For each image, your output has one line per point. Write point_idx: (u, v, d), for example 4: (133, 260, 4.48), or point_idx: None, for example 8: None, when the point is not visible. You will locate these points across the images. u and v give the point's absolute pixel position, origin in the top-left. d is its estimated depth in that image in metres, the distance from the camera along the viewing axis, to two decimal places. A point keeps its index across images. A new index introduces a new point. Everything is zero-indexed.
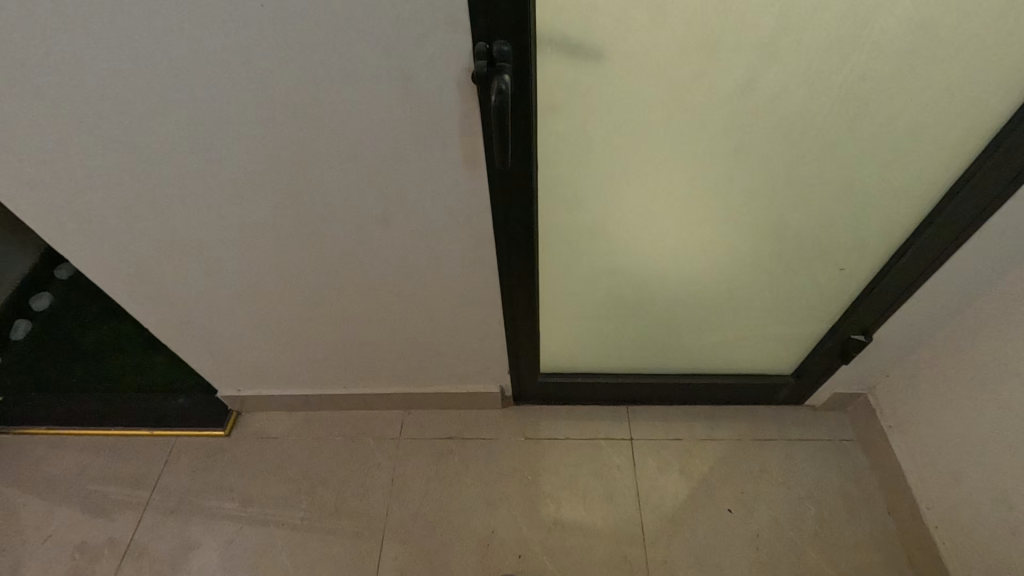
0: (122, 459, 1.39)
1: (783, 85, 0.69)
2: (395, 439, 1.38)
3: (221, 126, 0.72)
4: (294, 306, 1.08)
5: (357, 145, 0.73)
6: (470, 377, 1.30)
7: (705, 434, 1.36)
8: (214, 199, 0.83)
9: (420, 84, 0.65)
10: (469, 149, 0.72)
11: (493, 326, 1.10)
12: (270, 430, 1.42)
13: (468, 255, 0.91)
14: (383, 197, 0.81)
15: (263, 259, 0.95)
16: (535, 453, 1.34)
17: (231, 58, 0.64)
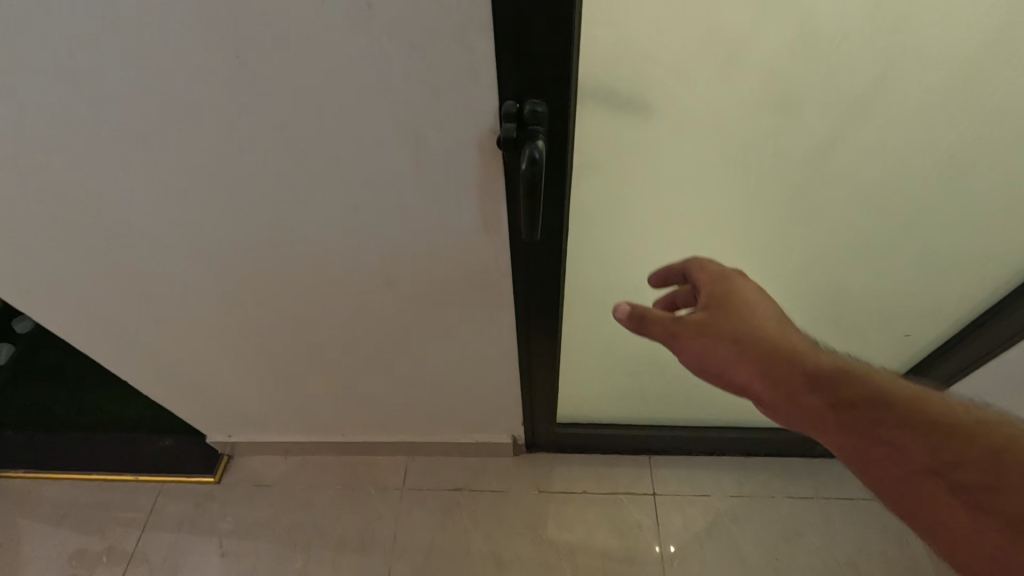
0: (104, 505, 1.29)
1: (869, 147, 0.60)
2: (398, 489, 1.28)
3: (203, 178, 0.63)
4: (289, 357, 0.98)
5: (359, 205, 0.64)
6: (480, 427, 1.20)
7: (734, 489, 1.25)
8: (198, 251, 0.74)
9: (433, 142, 0.55)
10: (488, 211, 0.62)
11: (507, 381, 1.00)
12: (264, 476, 1.32)
13: (484, 315, 0.82)
14: (387, 255, 0.72)
15: (254, 309, 0.86)
16: (549, 508, 1.24)
17: (214, 109, 0.55)
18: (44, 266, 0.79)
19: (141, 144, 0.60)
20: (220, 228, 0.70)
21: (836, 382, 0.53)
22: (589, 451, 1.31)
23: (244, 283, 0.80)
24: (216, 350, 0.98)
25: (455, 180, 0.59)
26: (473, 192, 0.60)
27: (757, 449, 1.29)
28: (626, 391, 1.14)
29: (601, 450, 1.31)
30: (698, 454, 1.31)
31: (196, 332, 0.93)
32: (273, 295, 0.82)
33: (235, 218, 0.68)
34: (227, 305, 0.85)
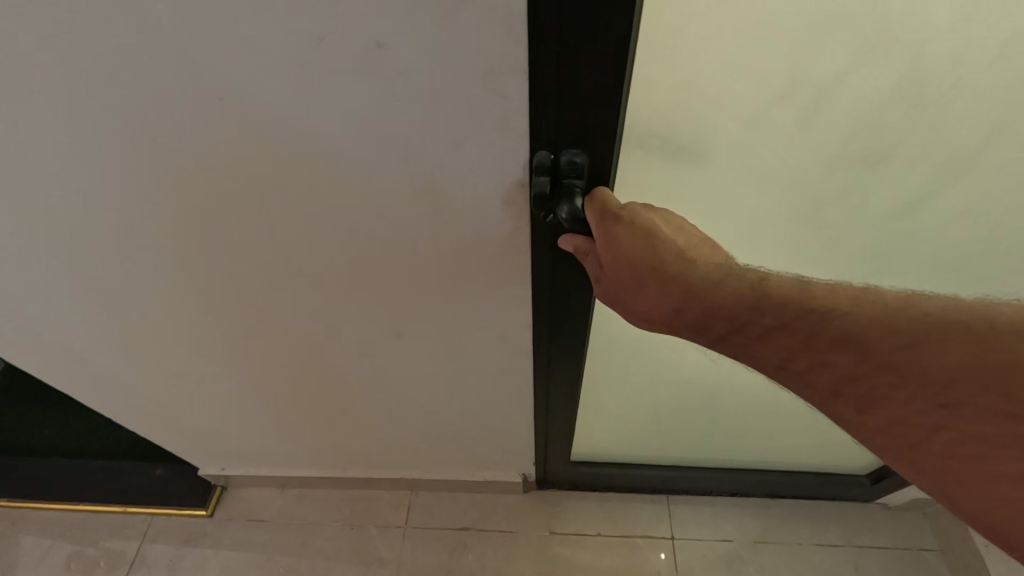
0: (89, 539, 1.22)
1: (963, 189, 0.57)
2: (401, 527, 1.21)
3: (195, 220, 0.57)
4: (286, 396, 0.91)
5: (368, 250, 0.58)
6: (490, 465, 1.13)
7: (759, 535, 1.17)
8: (189, 290, 0.68)
9: (451, 189, 0.49)
10: (511, 259, 0.56)
11: (521, 425, 0.93)
12: (258, 511, 1.25)
13: (499, 360, 0.75)
14: (395, 300, 0.65)
15: (249, 349, 0.79)
16: (562, 552, 1.16)
17: (203, 150, 0.49)
18: (18, 304, 0.73)
19: (123, 184, 0.53)
20: (214, 270, 0.64)
21: (751, 300, 0.42)
22: (603, 489, 1.24)
23: (239, 323, 0.73)
24: (206, 389, 0.90)
25: (476, 229, 0.53)
26: (497, 241, 0.54)
27: (782, 491, 1.21)
28: (646, 428, 1.08)
29: (616, 488, 1.23)
30: (719, 495, 1.23)
31: (186, 371, 0.86)
32: (269, 336, 0.75)
33: (231, 259, 0.62)
34: (220, 346, 0.79)
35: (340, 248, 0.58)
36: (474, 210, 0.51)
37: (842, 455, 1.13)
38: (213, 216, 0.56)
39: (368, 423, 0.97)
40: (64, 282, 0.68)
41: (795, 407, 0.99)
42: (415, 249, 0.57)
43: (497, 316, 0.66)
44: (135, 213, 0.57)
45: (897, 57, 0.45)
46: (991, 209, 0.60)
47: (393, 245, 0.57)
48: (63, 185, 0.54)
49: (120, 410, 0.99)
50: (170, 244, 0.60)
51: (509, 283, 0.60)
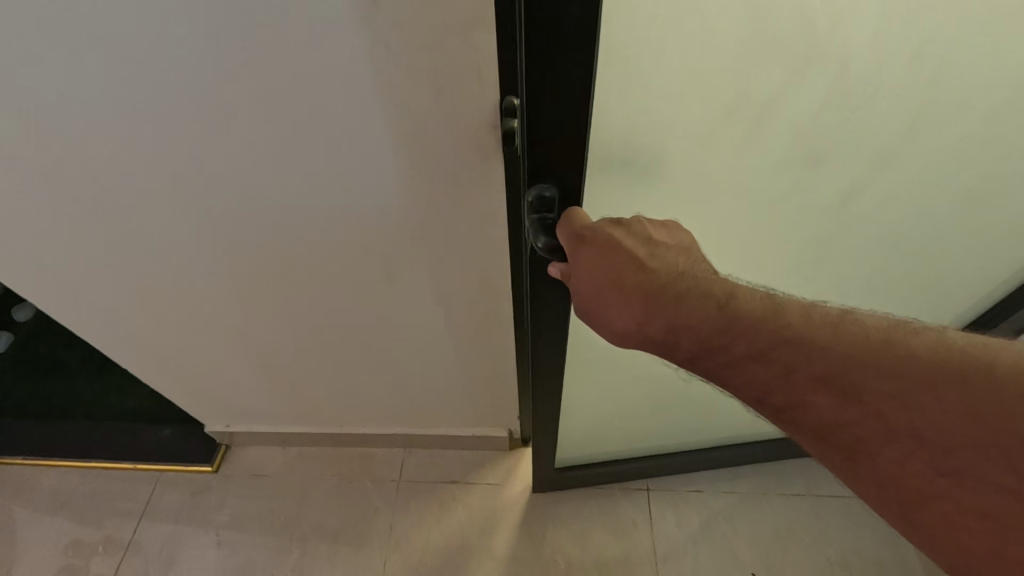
0: (101, 493, 1.30)
1: (891, 170, 0.68)
2: (396, 481, 1.29)
3: (200, 177, 0.62)
4: (285, 354, 0.97)
5: (360, 201, 0.63)
6: (478, 421, 1.21)
7: (728, 487, 1.27)
8: (193, 247, 0.73)
9: (434, 140, 0.55)
10: (489, 207, 0.63)
11: (505, 379, 1.00)
12: (261, 467, 1.32)
13: (483, 313, 0.81)
14: (384, 253, 0.71)
15: (250, 305, 0.84)
16: (545, 502, 1.25)
17: (207, 107, 0.54)
18: (34, 263, 0.78)
19: (135, 143, 0.58)
20: (218, 225, 0.69)
21: (727, 325, 0.45)
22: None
23: (241, 279, 0.78)
24: (209, 346, 0.96)
25: (459, 175, 0.59)
26: (477, 188, 0.60)
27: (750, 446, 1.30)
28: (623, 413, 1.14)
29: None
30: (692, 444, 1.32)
31: (191, 326, 0.91)
32: (268, 292, 0.81)
33: (232, 213, 0.67)
34: (223, 301, 0.84)
35: (335, 202, 0.64)
36: (456, 156, 0.57)
37: None
38: (218, 172, 0.61)
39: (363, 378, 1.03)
40: (77, 240, 0.73)
41: None
42: (404, 199, 0.63)
43: (479, 266, 0.72)
44: (142, 172, 0.61)
45: (822, 73, 0.55)
46: (918, 182, 0.71)
47: (384, 194, 0.62)
48: (77, 144, 0.59)
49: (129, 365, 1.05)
50: (177, 200, 0.65)
51: (489, 231, 0.66)
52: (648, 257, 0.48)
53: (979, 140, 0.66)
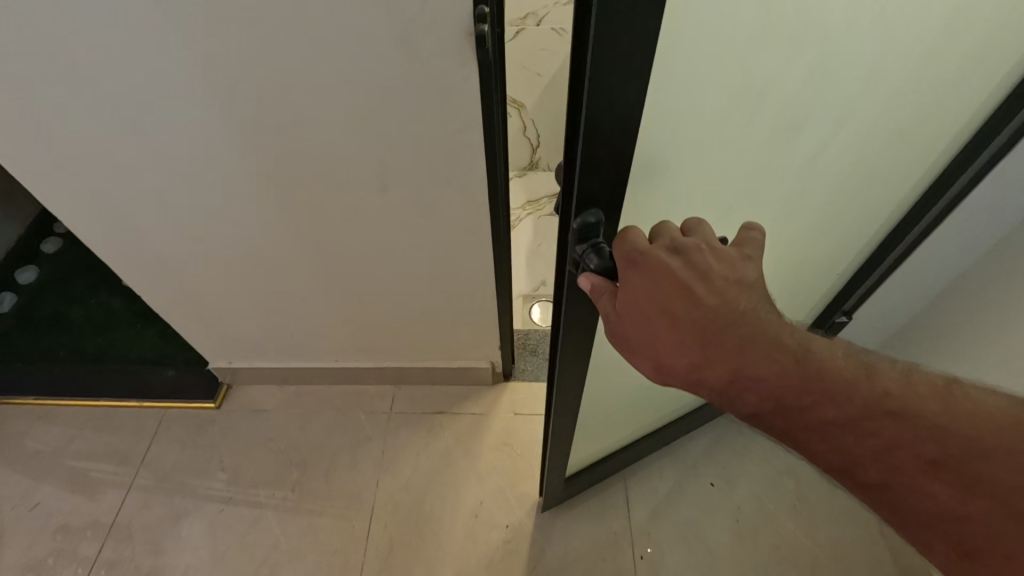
0: (111, 429, 1.42)
1: (857, 152, 0.78)
2: (387, 413, 1.40)
3: (224, 89, 0.75)
4: (289, 273, 1.10)
5: (360, 105, 0.76)
6: (462, 352, 1.33)
7: None
8: (215, 162, 0.86)
9: (421, 49, 0.69)
10: (469, 116, 0.77)
11: (484, 296, 1.14)
12: (261, 403, 1.43)
13: (464, 223, 0.96)
14: (379, 162, 0.85)
15: (261, 219, 0.97)
16: (524, 428, 1.38)
17: (234, 18, 0.67)
18: (70, 184, 0.91)
19: (173, 52, 0.71)
20: (237, 134, 0.81)
21: (793, 373, 0.49)
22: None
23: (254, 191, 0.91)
24: (222, 267, 1.09)
25: (441, 80, 0.72)
26: (456, 91, 0.73)
27: None
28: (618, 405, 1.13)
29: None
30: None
31: (206, 245, 1.04)
32: (279, 204, 0.94)
33: (251, 121, 0.79)
34: (237, 216, 0.97)
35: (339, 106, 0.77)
36: (440, 60, 0.70)
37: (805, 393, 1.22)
38: (241, 79, 0.73)
39: (360, 299, 1.16)
40: (111, 153, 0.85)
41: None
42: (395, 104, 0.76)
43: (459, 170, 0.86)
44: (178, 85, 0.75)
45: (813, 59, 0.59)
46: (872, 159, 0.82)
47: (381, 98, 0.75)
48: (122, 54, 0.71)
49: (145, 292, 1.17)
50: (203, 109, 0.78)
51: (466, 135, 0.80)
52: (707, 292, 0.52)
53: (907, 92, 0.72)
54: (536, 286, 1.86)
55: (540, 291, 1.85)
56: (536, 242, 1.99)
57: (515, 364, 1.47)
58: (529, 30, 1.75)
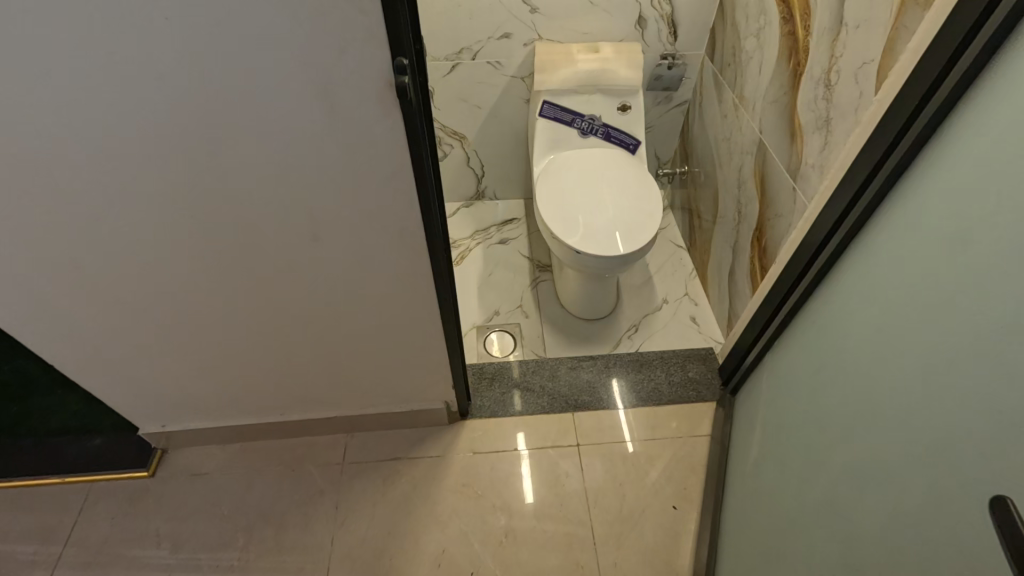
0: (27, 511, 1.28)
1: (957, 255, 0.70)
2: (339, 464, 1.33)
3: (135, 144, 0.70)
4: (223, 328, 1.04)
5: (284, 155, 0.74)
6: (416, 395, 1.29)
7: (647, 434, 1.40)
8: (129, 221, 0.81)
9: (342, 102, 0.67)
10: (398, 163, 0.75)
11: (431, 338, 1.12)
12: (200, 466, 1.34)
13: (404, 268, 0.94)
14: (311, 214, 0.83)
15: (186, 275, 0.92)
16: (484, 466, 1.34)
17: (140, 75, 0.63)
18: None
19: (75, 114, 0.66)
20: (151, 187, 0.76)
21: None
22: (518, 400, 1.45)
23: (177, 246, 0.86)
24: (148, 327, 1.02)
25: (368, 127, 0.70)
26: (381, 136, 0.72)
27: (661, 395, 1.47)
28: (769, 520, 1.07)
29: (529, 398, 1.46)
30: (610, 383, 1.50)
31: (126, 306, 0.96)
32: (204, 258, 0.89)
33: (165, 174, 0.75)
34: (160, 273, 0.91)
35: (263, 155, 0.74)
36: (364, 108, 0.68)
37: (760, 385, 1.27)
38: (152, 136, 0.70)
39: (302, 348, 1.12)
40: (11, 219, 0.78)
41: (802, 423, 1.03)
42: (322, 156, 0.74)
43: (395, 213, 0.83)
44: (83, 146, 0.70)
45: None
46: (876, 321, 0.85)
47: (305, 146, 0.73)
48: (12, 114, 0.65)
49: (59, 360, 1.07)
50: (110, 165, 0.73)
51: (397, 181, 0.78)
52: None
53: None
54: (489, 317, 1.85)
55: (493, 321, 1.84)
56: (486, 272, 1.98)
57: (471, 402, 1.44)
58: (465, 64, 1.76)
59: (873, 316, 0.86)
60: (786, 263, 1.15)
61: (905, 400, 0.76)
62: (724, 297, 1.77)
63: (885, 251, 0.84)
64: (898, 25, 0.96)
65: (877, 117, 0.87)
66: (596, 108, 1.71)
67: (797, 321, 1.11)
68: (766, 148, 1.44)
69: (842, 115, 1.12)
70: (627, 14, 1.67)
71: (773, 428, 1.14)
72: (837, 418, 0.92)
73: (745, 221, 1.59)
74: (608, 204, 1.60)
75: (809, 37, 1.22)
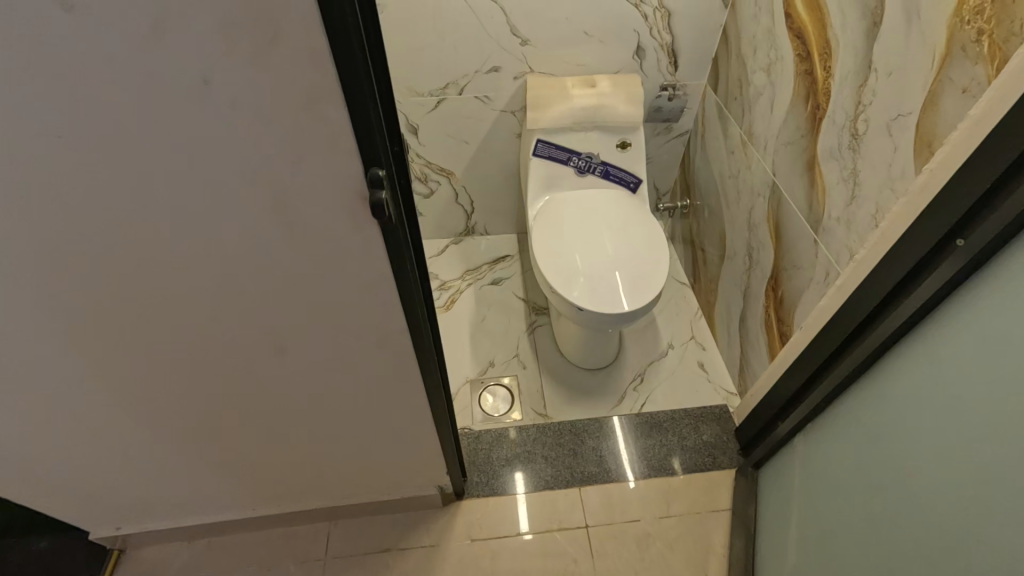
0: None
1: None
2: (321, 559, 1.19)
3: (49, 261, 0.58)
4: (181, 432, 0.91)
5: (237, 268, 0.61)
6: (406, 482, 1.16)
7: (661, 511, 1.28)
8: (53, 336, 0.68)
9: (300, 214, 0.55)
10: (374, 274, 0.63)
11: (422, 430, 0.99)
12: (163, 568, 1.19)
13: (388, 369, 0.81)
14: (272, 323, 0.70)
15: (130, 385, 0.78)
16: (483, 555, 1.21)
17: (42, 188, 0.50)
18: None
19: None
20: (76, 302, 0.63)
21: None
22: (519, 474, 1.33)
23: (118, 357, 0.73)
24: (90, 436, 0.88)
25: (337, 240, 0.58)
26: (358, 250, 0.59)
27: (674, 464, 1.36)
28: None
29: (531, 472, 1.34)
30: (619, 450, 1.38)
31: (62, 420, 0.82)
32: (152, 367, 0.76)
33: (93, 288, 0.62)
34: (100, 384, 0.77)
35: (211, 267, 0.61)
36: (332, 221, 0.55)
37: (789, 464, 1.15)
38: (69, 252, 0.57)
39: (274, 445, 0.98)
40: None
41: (852, 530, 0.91)
42: (282, 268, 0.61)
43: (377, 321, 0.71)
44: None
45: None
46: (938, 437, 0.74)
47: (264, 258, 0.60)
48: None
49: None
50: (21, 283, 0.60)
51: (375, 291, 0.65)
52: None
53: None
54: (483, 369, 1.72)
55: (488, 374, 1.71)
56: (479, 316, 1.85)
57: (467, 479, 1.31)
58: (451, 99, 1.63)
59: (932, 427, 0.75)
60: (816, 334, 1.03)
61: (988, 546, 0.64)
62: (734, 344, 1.65)
63: (951, 355, 0.72)
64: (942, 77, 0.85)
65: (926, 188, 0.77)
66: (594, 145, 1.59)
67: (835, 405, 0.99)
68: (780, 193, 1.34)
69: (872, 169, 1.01)
70: (624, 44, 1.55)
71: (814, 526, 1.02)
72: (895, 543, 0.80)
73: (757, 267, 1.49)
74: (610, 252, 1.47)
75: (830, 79, 1.12)
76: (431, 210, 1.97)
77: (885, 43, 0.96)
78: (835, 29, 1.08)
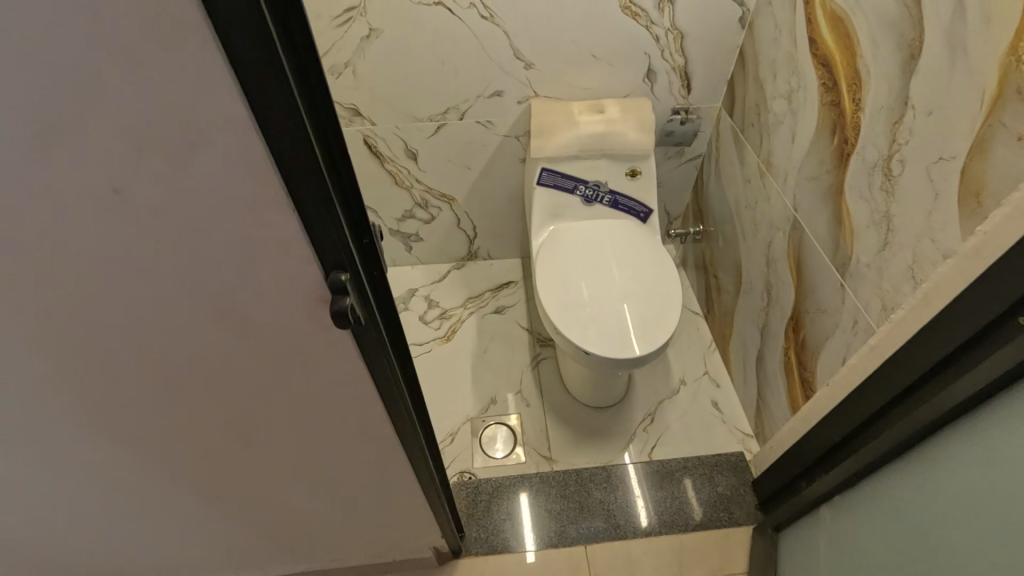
0: None
1: None
2: None
3: None
4: (152, 505, 0.84)
5: (193, 361, 0.54)
6: (398, 544, 1.08)
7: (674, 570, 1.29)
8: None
9: (261, 306, 0.48)
10: (349, 363, 0.55)
11: (413, 500, 0.91)
12: None
13: (372, 449, 0.74)
14: (237, 410, 0.62)
15: (90, 466, 0.71)
16: None
17: None
18: None
19: None
20: (15, 396, 0.57)
21: None
22: (519, 528, 1.35)
23: (71, 445, 0.66)
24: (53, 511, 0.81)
25: (304, 332, 0.51)
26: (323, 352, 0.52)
27: (686, 520, 1.35)
28: None
29: (532, 527, 1.35)
30: (623, 502, 1.39)
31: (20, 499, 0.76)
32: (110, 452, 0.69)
33: (32, 382, 0.56)
34: (57, 465, 0.71)
35: (162, 363, 0.54)
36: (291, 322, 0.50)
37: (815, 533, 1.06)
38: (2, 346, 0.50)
39: (255, 515, 0.91)
40: None
41: None
42: (242, 360, 0.54)
43: (356, 408, 0.63)
44: None
45: None
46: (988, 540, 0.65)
47: (220, 361, 0.53)
48: None
49: None
50: None
51: (350, 380, 0.58)
52: None
53: None
54: (484, 406, 1.64)
55: (490, 412, 1.63)
56: (481, 348, 1.77)
57: (466, 533, 1.34)
58: (452, 124, 1.55)
59: (974, 535, 0.67)
60: (846, 395, 0.94)
61: None
62: (751, 384, 1.56)
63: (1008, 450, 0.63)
64: (992, 121, 0.76)
65: (977, 253, 0.68)
66: (602, 173, 1.51)
67: (869, 480, 0.90)
68: (802, 230, 1.24)
69: (909, 215, 0.92)
70: (634, 67, 1.47)
71: None
72: None
73: (776, 305, 1.39)
74: (618, 290, 1.39)
75: (860, 113, 1.02)
76: (433, 235, 1.90)
77: (925, 78, 0.87)
78: (866, 58, 1.00)
